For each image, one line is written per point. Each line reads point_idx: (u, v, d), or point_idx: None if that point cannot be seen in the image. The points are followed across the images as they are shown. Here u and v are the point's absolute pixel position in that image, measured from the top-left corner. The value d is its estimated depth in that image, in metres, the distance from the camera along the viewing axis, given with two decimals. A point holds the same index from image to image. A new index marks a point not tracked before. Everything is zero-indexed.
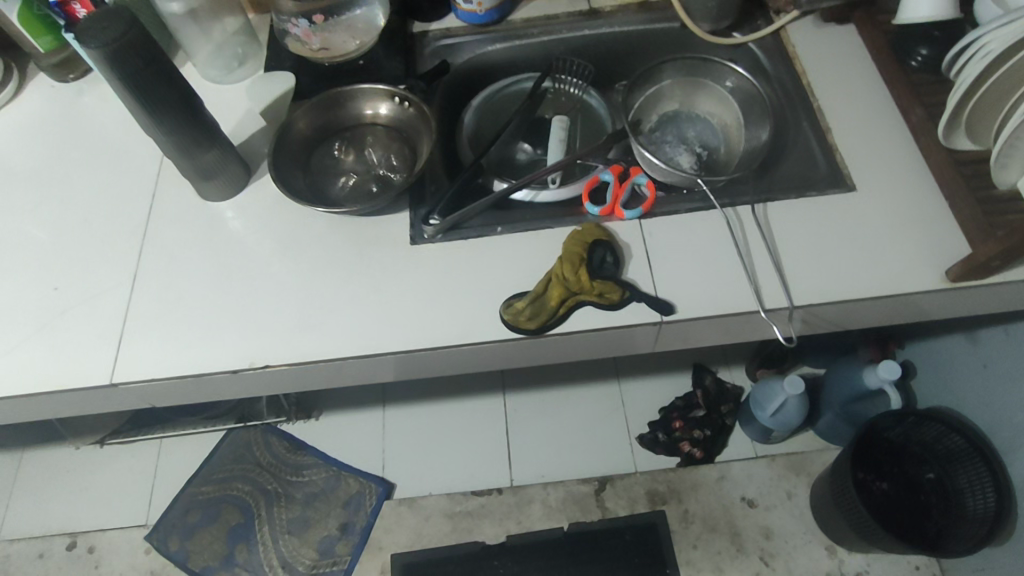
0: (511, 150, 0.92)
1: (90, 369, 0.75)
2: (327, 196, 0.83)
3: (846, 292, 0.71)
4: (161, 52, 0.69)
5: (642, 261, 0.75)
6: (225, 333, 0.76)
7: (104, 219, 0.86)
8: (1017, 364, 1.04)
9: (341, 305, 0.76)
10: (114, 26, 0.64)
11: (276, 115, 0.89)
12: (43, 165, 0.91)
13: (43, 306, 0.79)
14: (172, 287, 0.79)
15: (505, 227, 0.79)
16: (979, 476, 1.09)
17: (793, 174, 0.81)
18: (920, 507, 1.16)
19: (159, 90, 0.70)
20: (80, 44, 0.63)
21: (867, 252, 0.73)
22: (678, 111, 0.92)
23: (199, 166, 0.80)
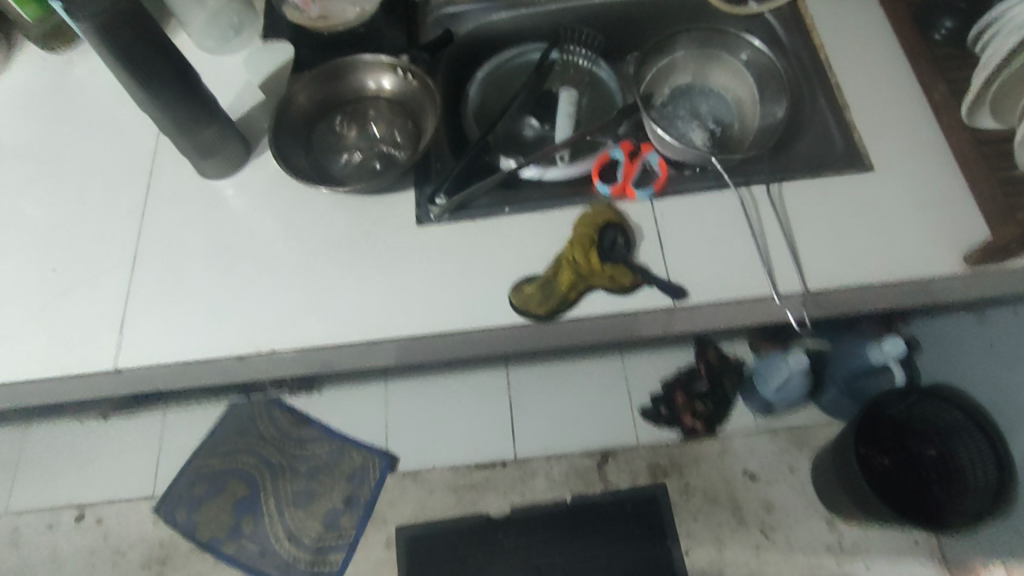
0: (518, 125, 0.88)
1: (93, 353, 0.73)
2: (329, 173, 0.80)
3: (862, 277, 0.70)
4: (153, 24, 0.66)
5: (654, 243, 0.73)
6: (229, 317, 0.74)
7: (101, 197, 0.84)
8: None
9: (347, 288, 0.74)
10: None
11: (274, 88, 0.86)
12: (35, 140, 0.89)
13: (43, 288, 0.78)
14: (173, 269, 0.77)
15: (513, 207, 0.77)
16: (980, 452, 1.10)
17: (809, 152, 0.78)
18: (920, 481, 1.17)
19: (153, 64, 0.67)
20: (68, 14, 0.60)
21: (884, 234, 0.71)
22: (692, 83, 0.88)
23: (196, 141, 0.77)
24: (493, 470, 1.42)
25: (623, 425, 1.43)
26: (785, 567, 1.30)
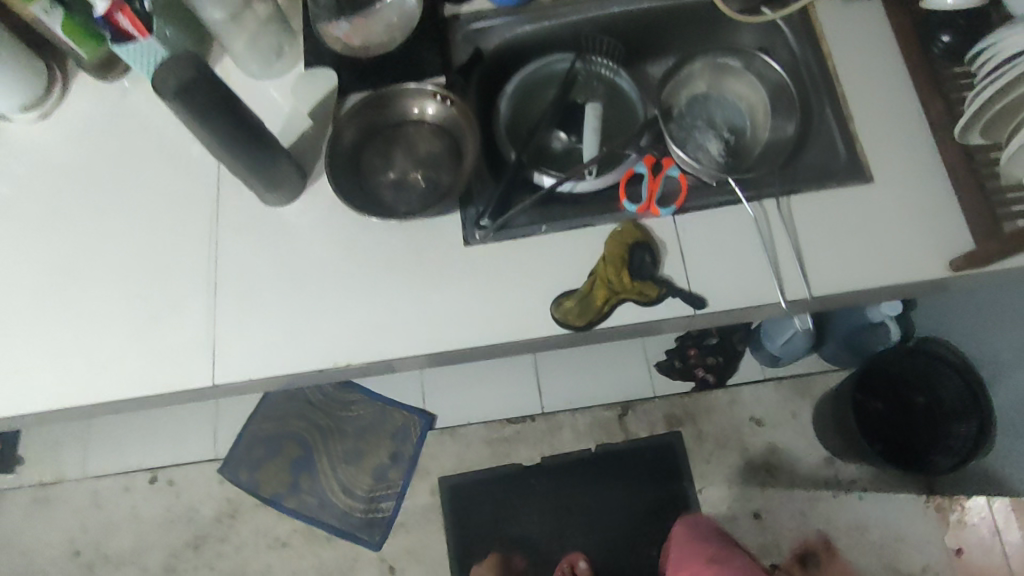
0: (546, 138, 0.95)
1: (192, 371, 0.85)
2: (380, 201, 0.88)
3: (860, 283, 0.80)
4: (225, 88, 0.74)
5: (677, 257, 0.83)
6: (306, 336, 0.85)
7: (174, 224, 0.92)
8: (1011, 311, 1.13)
9: (407, 306, 0.85)
10: (181, 69, 0.70)
11: (322, 115, 0.93)
12: (101, 168, 0.96)
13: (137, 313, 0.88)
14: (251, 291, 0.88)
15: (549, 226, 0.86)
16: (964, 403, 1.24)
17: (816, 164, 0.86)
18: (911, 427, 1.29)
19: (225, 117, 0.75)
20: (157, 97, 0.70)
21: (881, 243, 0.81)
22: (709, 93, 0.96)
23: (267, 178, 0.86)
24: (523, 424, 1.56)
25: (640, 380, 1.57)
26: (787, 500, 1.46)
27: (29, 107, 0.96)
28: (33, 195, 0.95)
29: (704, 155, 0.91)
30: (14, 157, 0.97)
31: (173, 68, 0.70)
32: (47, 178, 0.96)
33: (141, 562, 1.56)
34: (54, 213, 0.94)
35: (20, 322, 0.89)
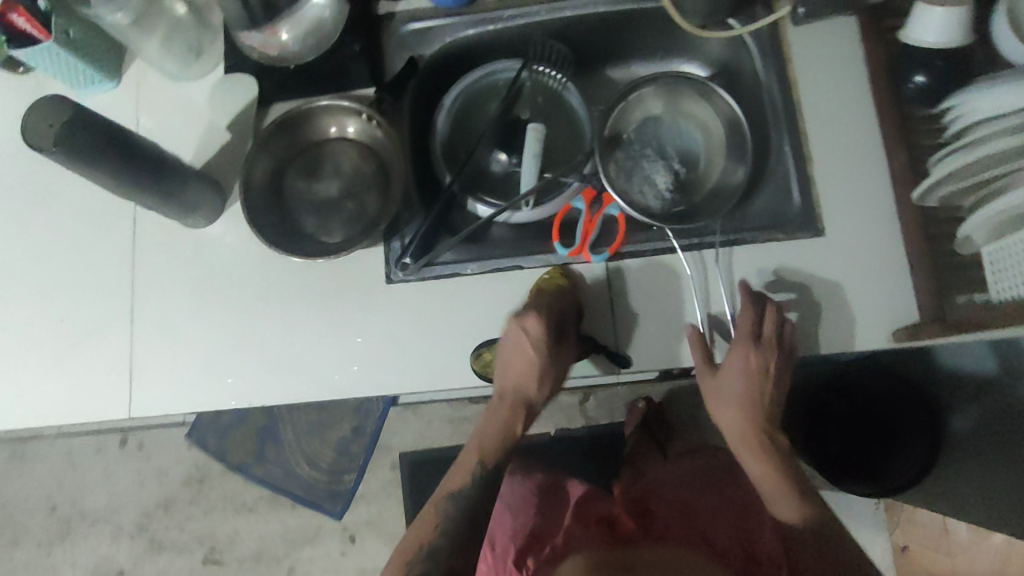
0: (485, 159, 0.88)
1: (110, 404, 0.84)
2: (299, 232, 0.83)
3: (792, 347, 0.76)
4: (110, 124, 0.69)
5: (607, 309, 0.79)
6: (226, 371, 0.83)
7: (86, 242, 0.87)
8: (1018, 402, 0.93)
9: (326, 347, 0.82)
10: (55, 113, 0.65)
11: (242, 128, 0.87)
12: (10, 172, 0.89)
13: (55, 339, 0.86)
14: (167, 321, 0.85)
15: (477, 267, 0.81)
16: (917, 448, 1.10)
17: (766, 210, 0.81)
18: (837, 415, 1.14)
19: (117, 158, 0.70)
20: (37, 151, 0.65)
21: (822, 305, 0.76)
22: (661, 117, 0.89)
23: (177, 208, 0.79)
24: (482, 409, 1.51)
25: None
26: None
27: None
28: None
29: (646, 193, 0.86)
30: None
31: (42, 117, 0.65)
32: None
33: (116, 519, 1.63)
34: None
35: None
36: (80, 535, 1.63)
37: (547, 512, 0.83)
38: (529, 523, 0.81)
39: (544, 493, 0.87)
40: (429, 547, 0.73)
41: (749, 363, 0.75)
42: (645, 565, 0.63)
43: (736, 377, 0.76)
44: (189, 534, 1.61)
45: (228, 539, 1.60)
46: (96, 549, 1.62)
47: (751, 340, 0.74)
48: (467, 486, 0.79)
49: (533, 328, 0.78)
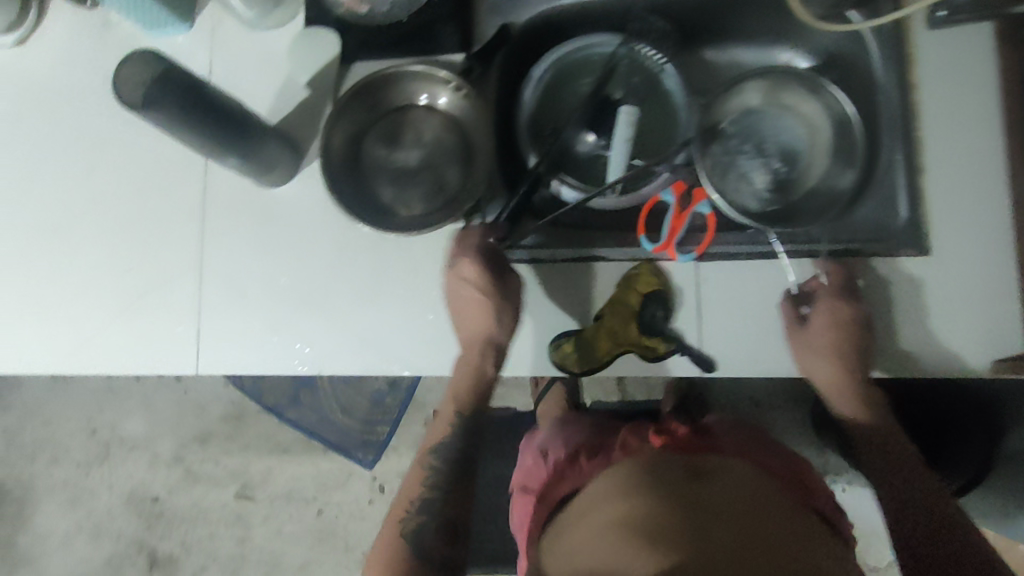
0: (572, 138, 0.83)
1: (176, 357, 0.83)
2: (376, 201, 0.79)
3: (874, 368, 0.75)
4: (198, 83, 0.67)
5: (693, 310, 0.76)
6: (294, 337, 0.81)
7: (156, 190, 0.85)
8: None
9: (397, 322, 0.80)
10: (139, 71, 0.63)
11: (320, 85, 0.82)
12: (83, 112, 0.87)
13: (124, 288, 0.84)
14: (235, 278, 0.83)
15: (560, 254, 0.78)
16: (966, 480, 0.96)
17: (871, 221, 0.76)
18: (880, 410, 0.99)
19: (204, 118, 0.67)
20: (122, 105, 0.63)
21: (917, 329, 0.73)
22: (761, 113, 0.84)
23: (253, 168, 0.76)
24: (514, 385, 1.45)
25: None
26: None
27: (7, 31, 0.87)
28: (13, 134, 0.88)
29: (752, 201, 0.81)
30: None
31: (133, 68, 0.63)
32: (26, 115, 0.88)
33: (153, 448, 1.66)
34: (34, 159, 0.87)
35: (6, 279, 0.86)
36: (117, 459, 1.67)
37: (595, 430, 1.00)
38: (579, 437, 0.97)
39: (590, 431, 0.99)
40: (424, 499, 0.83)
41: (836, 312, 0.73)
42: (711, 469, 0.80)
43: (825, 333, 0.74)
44: (223, 469, 1.64)
45: (261, 478, 1.63)
46: (133, 474, 1.66)
47: (835, 291, 0.74)
48: (445, 441, 0.86)
49: (468, 271, 0.76)
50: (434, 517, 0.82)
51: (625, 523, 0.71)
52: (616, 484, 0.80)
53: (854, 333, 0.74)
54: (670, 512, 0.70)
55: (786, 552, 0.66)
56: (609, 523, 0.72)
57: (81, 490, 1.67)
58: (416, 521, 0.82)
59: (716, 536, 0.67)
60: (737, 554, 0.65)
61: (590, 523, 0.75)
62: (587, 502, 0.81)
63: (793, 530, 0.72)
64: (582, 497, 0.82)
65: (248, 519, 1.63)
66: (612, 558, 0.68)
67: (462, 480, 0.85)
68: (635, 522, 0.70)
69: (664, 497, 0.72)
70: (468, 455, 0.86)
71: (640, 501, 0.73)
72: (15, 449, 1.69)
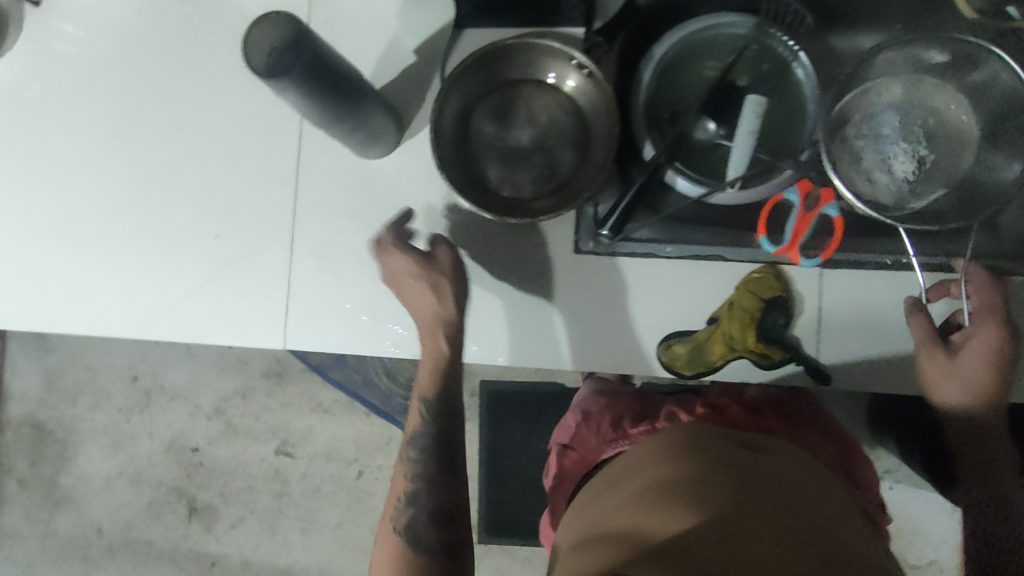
0: (692, 124, 0.77)
1: (264, 331, 0.80)
2: (484, 182, 0.75)
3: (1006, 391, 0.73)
4: (324, 47, 0.61)
5: (813, 319, 0.74)
6: (390, 318, 0.79)
7: (249, 154, 0.81)
8: None
9: (497, 310, 0.77)
10: (269, 28, 0.56)
11: (431, 53, 0.77)
12: (169, 65, 0.82)
13: (212, 255, 0.81)
14: (329, 253, 0.79)
15: (675, 249, 0.75)
16: None
17: (1022, 230, 0.74)
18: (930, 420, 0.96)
19: (323, 80, 0.62)
20: (247, 64, 0.56)
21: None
22: (902, 84, 0.79)
23: (361, 138, 0.72)
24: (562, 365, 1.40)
25: None
26: None
27: None
28: (94, 82, 0.83)
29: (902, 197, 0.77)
30: (63, 29, 0.83)
31: (265, 32, 0.56)
32: (108, 63, 0.83)
33: (194, 399, 1.66)
34: (118, 112, 0.83)
35: (88, 237, 0.83)
36: (158, 407, 1.67)
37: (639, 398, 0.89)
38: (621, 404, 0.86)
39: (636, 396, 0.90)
40: (410, 493, 0.72)
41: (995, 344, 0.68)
42: (767, 444, 0.69)
43: (977, 364, 0.69)
44: (264, 424, 1.63)
45: (302, 435, 1.62)
46: (173, 424, 1.66)
47: (999, 319, 0.68)
48: (420, 429, 0.76)
49: (397, 266, 0.73)
50: (425, 504, 0.71)
51: (664, 481, 0.62)
52: (655, 444, 0.70)
53: (1005, 368, 0.69)
54: (712, 473, 0.61)
55: (833, 535, 0.57)
56: (647, 483, 0.63)
57: (123, 435, 1.68)
58: (406, 515, 0.71)
59: (756, 502, 0.58)
60: (775, 527, 0.56)
61: (621, 484, 0.67)
62: (620, 464, 0.72)
63: (843, 515, 0.62)
64: (621, 456, 0.73)
65: (287, 475, 1.62)
66: (633, 517, 0.60)
67: (448, 462, 0.75)
68: (680, 484, 0.61)
69: (715, 462, 0.63)
70: (448, 441, 0.75)
71: (688, 463, 0.63)
72: (57, 391, 1.70)
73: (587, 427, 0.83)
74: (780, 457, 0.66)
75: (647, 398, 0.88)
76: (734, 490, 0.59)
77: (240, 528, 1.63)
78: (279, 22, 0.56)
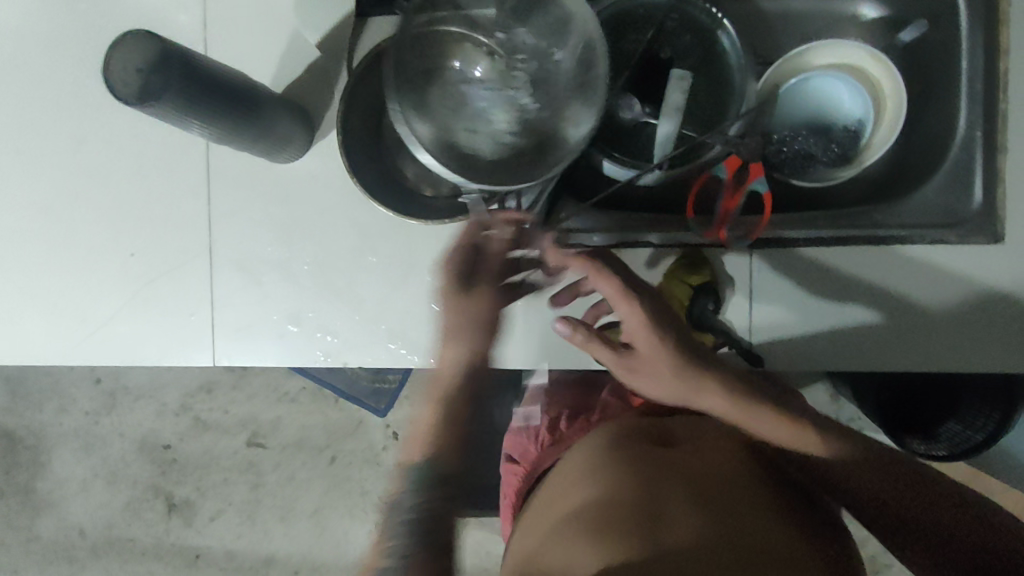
0: (615, 104, 0.75)
1: (192, 348, 0.78)
2: (400, 180, 0.72)
3: (884, 360, 0.71)
4: (200, 61, 0.59)
5: (745, 299, 0.73)
6: (317, 327, 0.76)
7: (156, 165, 0.77)
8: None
9: (426, 311, 0.76)
10: (129, 54, 0.54)
11: (336, 46, 0.74)
12: (60, 75, 0.77)
13: (128, 274, 0.78)
14: (248, 264, 0.77)
15: (604, 237, 0.73)
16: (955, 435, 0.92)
17: (933, 202, 0.72)
18: (882, 372, 0.99)
19: (207, 100, 0.59)
20: (117, 99, 0.55)
21: (840, 312, 0.72)
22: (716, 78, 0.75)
23: (268, 145, 0.67)
24: None
25: None
26: None
27: None
28: None
29: (808, 155, 0.76)
30: None
31: (128, 56, 0.54)
32: None
33: (160, 397, 1.64)
34: (13, 130, 0.78)
35: None
36: (124, 408, 1.65)
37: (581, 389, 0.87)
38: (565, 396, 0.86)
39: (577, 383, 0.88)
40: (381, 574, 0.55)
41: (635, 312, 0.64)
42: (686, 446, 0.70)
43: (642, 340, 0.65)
44: (232, 417, 1.62)
45: (271, 425, 1.61)
46: (142, 423, 1.65)
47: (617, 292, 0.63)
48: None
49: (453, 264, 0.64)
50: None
51: (592, 503, 0.63)
52: (586, 457, 0.70)
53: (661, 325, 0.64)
54: (640, 491, 0.62)
55: (765, 543, 0.57)
56: (576, 504, 0.64)
57: (93, 438, 1.67)
58: None
59: (684, 532, 0.58)
60: (702, 555, 0.55)
61: (548, 510, 0.67)
62: (553, 476, 0.72)
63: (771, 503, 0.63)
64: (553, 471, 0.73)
65: (261, 466, 1.62)
66: (558, 552, 0.60)
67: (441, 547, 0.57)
68: (607, 505, 0.61)
69: (641, 476, 0.64)
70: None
71: (616, 479, 0.64)
72: (21, 398, 1.68)
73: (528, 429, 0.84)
74: (698, 458, 0.68)
75: (593, 380, 0.88)
76: (664, 521, 0.59)
77: (221, 520, 1.65)
78: (141, 43, 0.54)
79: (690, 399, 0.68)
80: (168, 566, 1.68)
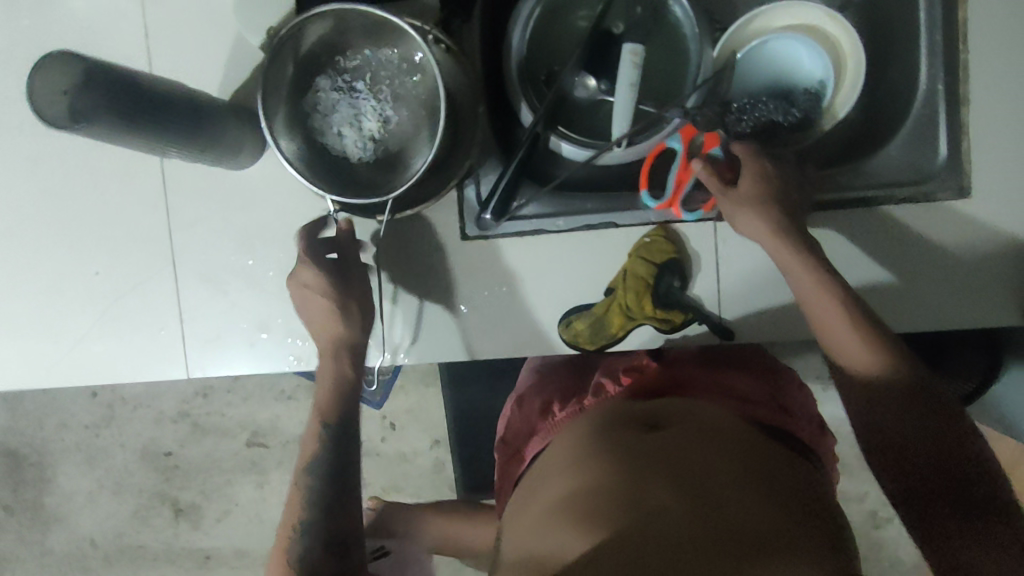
0: (568, 83, 0.73)
1: (164, 363, 0.78)
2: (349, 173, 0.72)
3: None
4: (133, 77, 0.58)
5: (712, 274, 0.72)
6: (288, 333, 0.76)
7: (113, 182, 0.76)
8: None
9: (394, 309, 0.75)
10: (56, 76, 0.53)
11: None
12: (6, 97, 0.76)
13: (94, 293, 0.78)
14: (212, 274, 0.76)
15: (565, 222, 0.73)
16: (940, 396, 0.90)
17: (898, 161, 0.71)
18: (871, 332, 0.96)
19: (145, 115, 0.58)
20: (49, 123, 0.53)
21: (849, 254, 0.70)
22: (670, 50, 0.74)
23: (220, 152, 0.67)
24: None
25: None
26: None
27: None
28: None
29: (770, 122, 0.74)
30: None
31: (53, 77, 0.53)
32: None
33: (157, 405, 1.65)
34: None
35: None
36: (123, 418, 1.66)
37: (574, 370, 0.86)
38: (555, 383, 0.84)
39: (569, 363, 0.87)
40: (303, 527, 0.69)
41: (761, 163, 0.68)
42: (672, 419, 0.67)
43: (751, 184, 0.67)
44: (230, 420, 1.63)
45: (270, 425, 1.62)
46: (142, 432, 1.66)
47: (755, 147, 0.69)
48: (316, 453, 0.71)
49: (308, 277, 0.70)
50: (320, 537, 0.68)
51: (572, 496, 0.61)
52: (571, 448, 0.68)
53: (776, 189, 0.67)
54: (615, 476, 0.59)
55: (736, 513, 0.54)
56: (558, 499, 0.62)
57: (95, 450, 1.68)
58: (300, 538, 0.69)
59: (663, 520, 0.54)
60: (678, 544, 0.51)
61: (538, 503, 0.65)
62: (541, 467, 0.71)
63: (757, 470, 0.60)
64: (542, 461, 0.72)
65: (263, 465, 1.64)
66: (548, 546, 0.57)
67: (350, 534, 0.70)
68: (584, 497, 0.59)
69: (615, 461, 0.61)
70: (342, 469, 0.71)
71: (593, 467, 0.62)
72: (20, 416, 1.68)
73: (519, 415, 0.83)
74: (681, 429, 0.64)
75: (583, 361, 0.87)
76: (640, 502, 0.56)
77: (227, 521, 1.67)
78: (63, 62, 0.53)
79: (793, 269, 0.65)
80: (179, 569, 1.70)
